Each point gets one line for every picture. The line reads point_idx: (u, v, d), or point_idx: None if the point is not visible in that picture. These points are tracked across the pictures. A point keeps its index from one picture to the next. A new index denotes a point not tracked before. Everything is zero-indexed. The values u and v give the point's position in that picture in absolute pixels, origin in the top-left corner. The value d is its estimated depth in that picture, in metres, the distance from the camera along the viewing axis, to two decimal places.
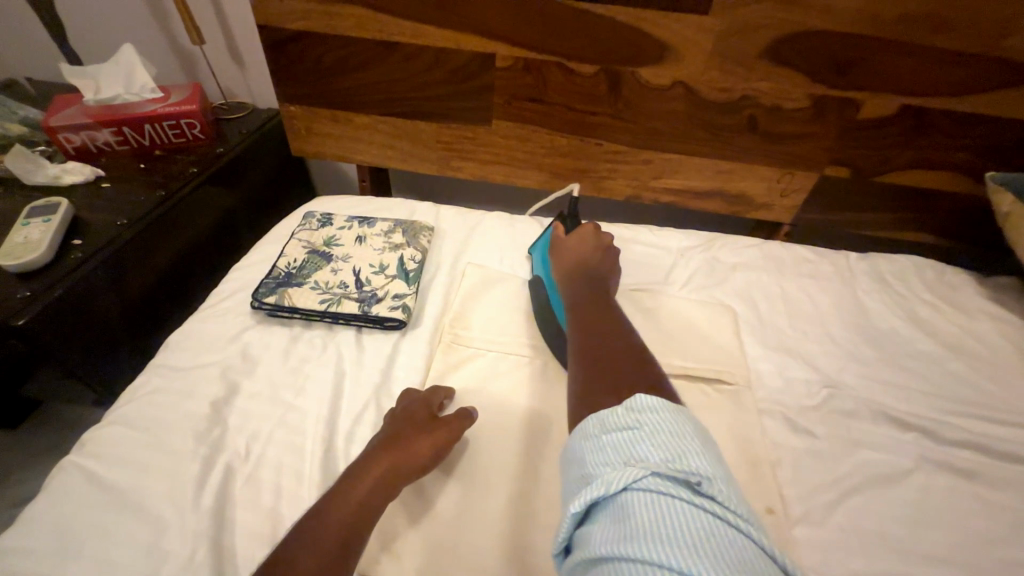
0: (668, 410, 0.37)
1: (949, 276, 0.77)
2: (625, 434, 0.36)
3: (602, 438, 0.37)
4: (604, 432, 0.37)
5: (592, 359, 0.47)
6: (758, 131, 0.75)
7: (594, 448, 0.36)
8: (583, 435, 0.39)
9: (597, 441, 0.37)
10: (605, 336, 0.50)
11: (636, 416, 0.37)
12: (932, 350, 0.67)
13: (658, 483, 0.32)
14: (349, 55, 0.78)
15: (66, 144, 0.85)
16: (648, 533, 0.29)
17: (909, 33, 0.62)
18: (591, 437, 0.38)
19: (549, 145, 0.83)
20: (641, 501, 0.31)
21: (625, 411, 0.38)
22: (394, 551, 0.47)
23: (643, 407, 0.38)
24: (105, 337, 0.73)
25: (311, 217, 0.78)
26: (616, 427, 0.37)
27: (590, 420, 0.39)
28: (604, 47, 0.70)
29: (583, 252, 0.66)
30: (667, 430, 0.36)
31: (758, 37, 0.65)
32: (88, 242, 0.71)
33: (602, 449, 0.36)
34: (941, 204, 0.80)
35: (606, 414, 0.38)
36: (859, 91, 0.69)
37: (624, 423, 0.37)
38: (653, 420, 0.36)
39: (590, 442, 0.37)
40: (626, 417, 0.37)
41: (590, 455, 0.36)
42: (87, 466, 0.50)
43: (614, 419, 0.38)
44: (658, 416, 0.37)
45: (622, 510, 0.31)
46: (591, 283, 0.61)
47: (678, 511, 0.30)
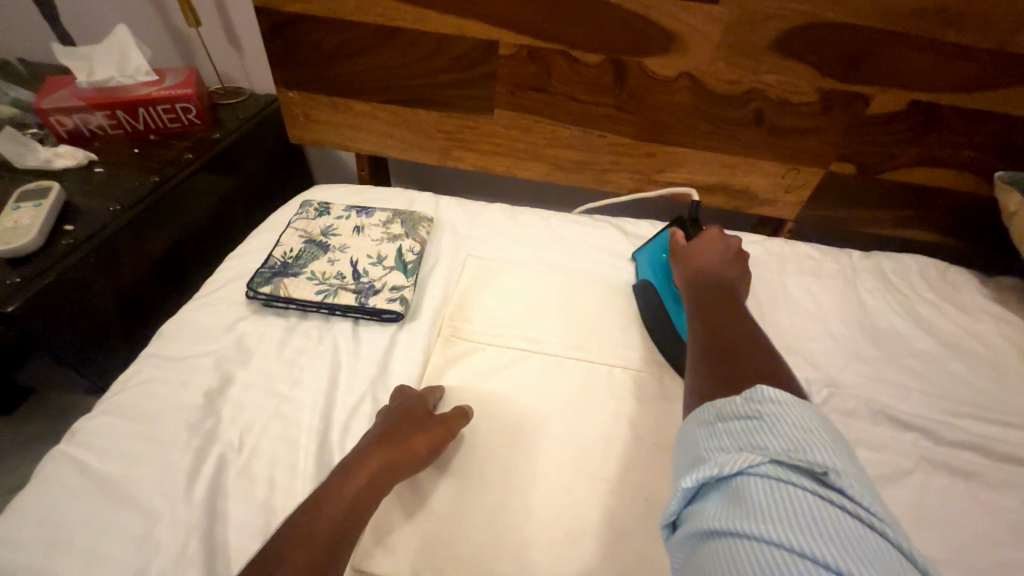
0: (794, 403, 0.35)
1: (952, 276, 0.76)
2: (744, 424, 0.35)
3: (719, 425, 0.36)
4: (721, 420, 0.36)
5: (713, 359, 0.45)
6: (764, 126, 0.74)
7: (709, 436, 0.36)
8: (699, 421, 0.38)
9: (712, 429, 0.36)
10: (733, 341, 0.47)
11: (755, 406, 0.35)
12: (933, 350, 0.66)
13: (780, 472, 0.31)
14: (348, 40, 0.76)
15: (58, 127, 0.83)
16: (768, 516, 0.29)
17: (921, 26, 0.61)
18: (707, 424, 0.37)
19: (551, 135, 0.82)
20: (759, 485, 0.31)
21: (744, 401, 0.36)
22: (388, 545, 0.47)
23: (764, 398, 0.36)
24: (97, 324, 0.72)
25: (308, 207, 0.76)
26: (734, 417, 0.36)
27: (706, 408, 0.38)
28: (609, 36, 0.68)
29: (708, 251, 0.62)
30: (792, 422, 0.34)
31: (768, 28, 0.64)
32: (81, 228, 0.70)
33: (717, 436, 0.35)
34: (946, 204, 0.79)
35: (724, 403, 0.37)
36: (868, 85, 0.67)
37: (744, 413, 0.36)
38: (778, 413, 0.34)
39: (704, 429, 0.37)
40: (745, 407, 0.36)
41: (704, 440, 0.36)
42: (77, 456, 0.50)
43: (731, 409, 0.37)
44: (783, 407, 0.35)
45: (736, 492, 0.31)
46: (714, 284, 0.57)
47: (802, 500, 0.29)
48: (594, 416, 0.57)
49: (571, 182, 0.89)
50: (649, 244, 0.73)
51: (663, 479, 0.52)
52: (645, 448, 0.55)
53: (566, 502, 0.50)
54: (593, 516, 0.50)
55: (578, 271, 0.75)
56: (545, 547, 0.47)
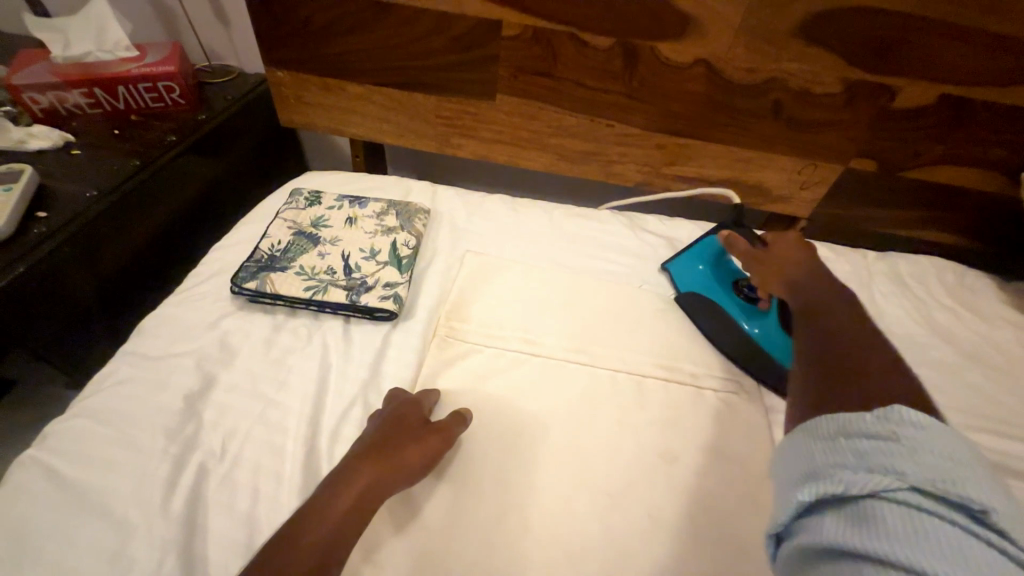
0: (941, 428, 0.31)
1: (970, 280, 0.73)
2: (874, 443, 0.32)
3: (843, 442, 0.33)
4: (844, 437, 0.34)
5: (820, 365, 0.42)
6: (783, 118, 0.69)
7: (829, 452, 0.34)
8: (816, 435, 0.35)
9: (835, 445, 0.34)
10: (841, 345, 0.43)
11: (891, 426, 0.32)
12: (951, 359, 0.63)
13: (918, 499, 0.28)
14: (341, 17, 0.71)
15: (32, 105, 0.78)
16: (904, 540, 0.26)
17: (957, 14, 0.56)
18: (827, 440, 0.35)
19: (556, 123, 0.77)
20: (894, 510, 0.28)
21: (877, 419, 0.33)
22: (376, 563, 0.44)
23: (903, 420, 0.32)
24: (75, 317, 0.69)
25: (298, 195, 0.72)
26: (862, 435, 0.33)
27: (827, 422, 0.36)
28: (620, 17, 0.63)
29: (794, 248, 0.58)
30: (938, 448, 0.30)
31: (791, 11, 0.59)
32: (53, 215, 0.66)
33: (841, 454, 0.33)
34: (969, 204, 0.75)
35: (850, 419, 0.34)
36: (896, 77, 0.63)
37: (876, 433, 0.32)
38: (921, 436, 0.31)
39: (824, 444, 0.34)
40: (878, 426, 0.33)
41: (824, 455, 0.34)
42: (46, 463, 0.47)
43: (860, 426, 0.34)
44: (927, 431, 0.31)
45: (863, 511, 0.29)
46: (803, 280, 0.54)
47: (947, 533, 0.27)
48: (595, 425, 0.54)
49: (575, 173, 0.84)
50: (683, 254, 0.71)
51: (669, 495, 0.50)
52: (652, 460, 0.52)
53: (567, 520, 0.48)
54: (594, 534, 0.47)
55: (582, 269, 0.71)
56: (543, 567, 0.45)
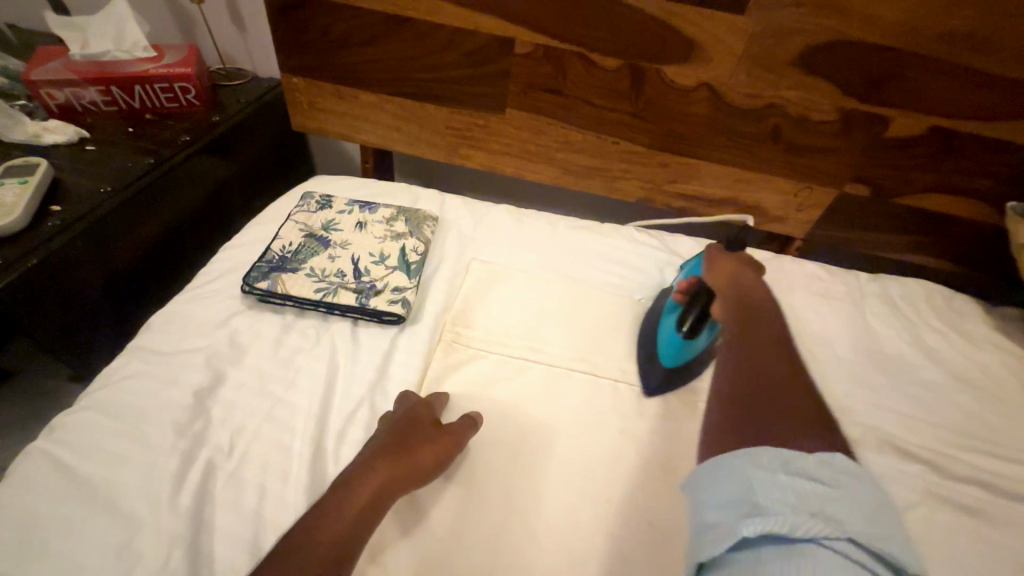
0: (867, 477, 0.34)
1: (959, 303, 0.76)
2: (816, 487, 0.33)
3: (785, 477, 0.33)
4: (786, 472, 0.34)
5: (738, 394, 0.40)
6: (782, 143, 0.72)
7: (772, 485, 0.33)
8: (757, 461, 0.35)
9: (777, 479, 0.33)
10: (762, 373, 0.41)
11: (831, 472, 0.34)
12: (939, 380, 0.66)
13: (852, 550, 0.30)
14: (359, 27, 0.73)
15: (48, 101, 0.79)
16: None
17: (948, 51, 0.60)
18: (768, 470, 0.34)
19: (562, 138, 0.80)
20: (833, 560, 0.30)
21: (819, 462, 0.34)
22: (382, 563, 0.45)
23: (841, 468, 0.34)
24: (83, 312, 0.70)
25: (309, 198, 0.74)
26: (803, 474, 0.33)
27: (766, 450, 0.35)
28: (630, 41, 0.66)
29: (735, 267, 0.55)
30: (864, 497, 0.33)
31: (792, 43, 0.62)
32: (68, 209, 0.67)
33: (783, 489, 0.33)
34: (957, 231, 0.78)
35: (792, 454, 0.34)
36: (890, 108, 0.66)
37: (816, 475, 0.33)
38: (853, 487, 0.33)
39: (766, 474, 0.34)
40: (820, 471, 0.34)
41: (766, 486, 0.33)
42: (56, 455, 0.47)
43: (801, 464, 0.34)
44: (858, 482, 0.33)
45: (808, 559, 0.30)
46: (744, 302, 0.50)
47: None
48: (597, 433, 0.56)
49: (579, 187, 0.87)
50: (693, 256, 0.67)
51: (668, 502, 0.51)
52: (650, 468, 0.54)
53: (567, 524, 0.49)
54: (593, 539, 0.48)
55: (585, 280, 0.73)
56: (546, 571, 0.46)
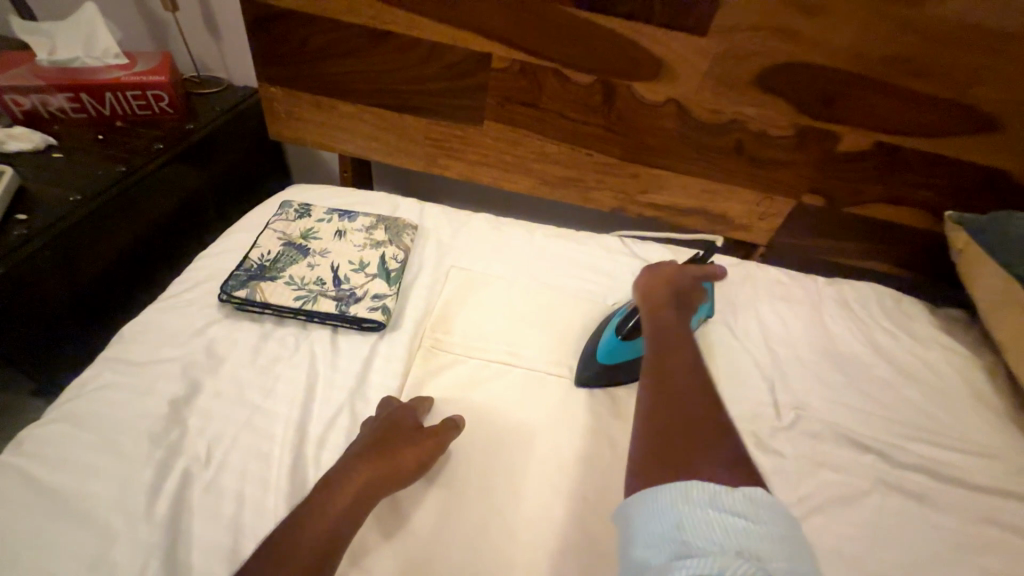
0: (782, 515, 0.36)
1: (907, 305, 0.81)
2: (741, 522, 0.34)
3: (710, 512, 0.35)
4: (712, 508, 0.35)
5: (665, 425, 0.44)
6: (743, 155, 0.77)
7: (699, 521, 0.35)
8: (687, 498, 0.36)
9: (705, 516, 0.35)
10: (683, 406, 0.45)
11: (751, 509, 0.35)
12: (889, 377, 0.70)
13: None
14: (338, 40, 0.74)
15: (13, 107, 0.77)
16: None
17: (888, 74, 0.65)
18: (695, 505, 0.36)
19: (538, 149, 0.82)
20: None
21: (743, 497, 0.36)
22: (364, 566, 0.45)
23: (760, 505, 0.36)
24: (50, 323, 0.68)
25: (288, 207, 0.74)
26: (729, 510, 0.35)
27: (693, 486, 0.37)
28: (601, 58, 0.69)
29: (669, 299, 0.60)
30: (782, 535, 0.35)
31: (750, 63, 0.67)
32: (35, 218, 0.65)
33: (710, 526, 0.34)
34: (904, 238, 0.84)
35: (716, 490, 0.37)
36: (839, 124, 0.71)
37: (739, 512, 0.35)
38: (771, 524, 0.35)
39: (693, 510, 0.35)
40: (742, 506, 0.35)
41: (696, 525, 0.35)
42: (23, 468, 0.46)
43: (727, 500, 0.36)
44: (774, 519, 0.35)
45: None
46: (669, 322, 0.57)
47: None
48: (574, 433, 0.58)
49: (556, 196, 0.89)
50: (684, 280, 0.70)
51: None
52: (625, 465, 0.56)
53: (546, 521, 0.50)
54: (571, 536, 0.50)
55: (562, 286, 0.75)
56: (526, 568, 0.47)
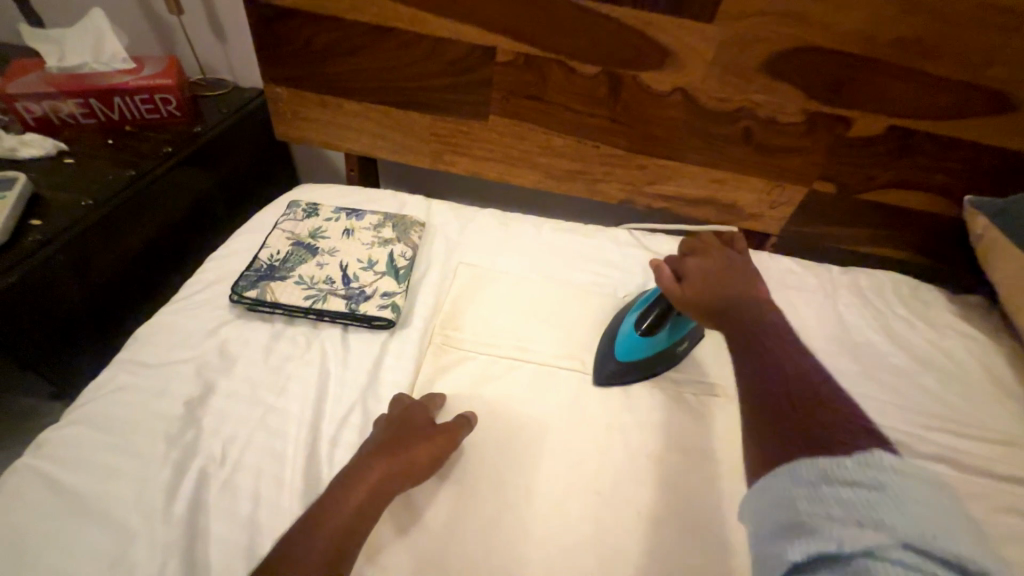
0: (918, 472, 0.31)
1: (924, 292, 0.79)
2: (863, 493, 0.30)
3: (826, 489, 0.31)
4: (826, 484, 0.32)
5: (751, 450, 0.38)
6: (753, 143, 0.76)
7: (812, 501, 0.31)
8: (795, 479, 0.33)
9: (820, 494, 0.31)
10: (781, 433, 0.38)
11: (876, 474, 0.31)
12: (906, 366, 0.69)
13: (916, 561, 0.27)
14: (342, 38, 0.74)
15: (25, 115, 0.78)
16: None
17: (902, 56, 0.64)
18: (808, 485, 0.32)
19: (544, 143, 0.82)
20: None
21: (856, 464, 0.32)
22: (379, 563, 0.46)
23: (883, 465, 0.31)
24: (67, 327, 0.69)
25: (296, 207, 0.74)
26: (845, 483, 0.31)
27: (802, 466, 0.33)
28: (606, 48, 0.68)
29: (720, 281, 0.49)
30: (919, 497, 0.30)
31: (759, 49, 0.65)
32: (48, 223, 0.66)
33: (824, 503, 0.31)
34: (920, 224, 0.82)
35: (830, 463, 0.32)
36: (851, 109, 0.70)
37: (862, 481, 0.31)
38: (903, 484, 0.30)
39: (806, 491, 0.32)
40: (862, 474, 0.31)
41: (809, 503, 0.31)
42: (44, 470, 0.47)
43: (841, 472, 0.32)
44: (906, 478, 0.30)
45: None
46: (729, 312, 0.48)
47: None
48: (586, 428, 0.57)
49: (563, 190, 0.89)
50: None
51: (655, 492, 0.53)
52: (638, 459, 0.55)
53: (559, 517, 0.50)
54: (585, 531, 0.50)
55: (571, 281, 0.75)
56: (541, 563, 0.47)
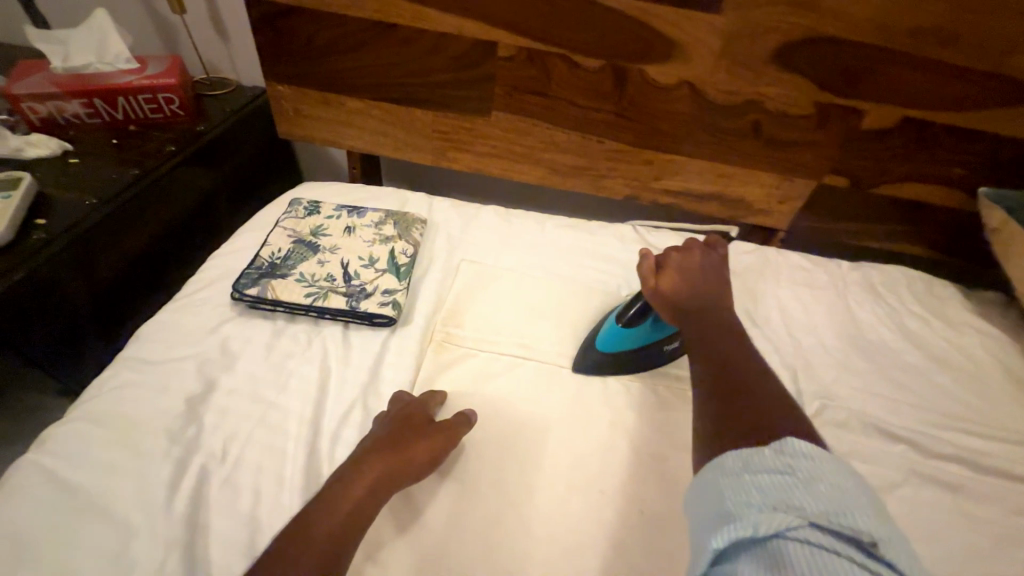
0: (825, 458, 0.35)
1: (938, 289, 0.77)
2: (776, 477, 0.34)
3: (746, 476, 0.35)
4: (747, 471, 0.35)
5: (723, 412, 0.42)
6: (761, 136, 0.74)
7: (735, 486, 0.34)
8: (722, 468, 0.36)
9: (741, 480, 0.35)
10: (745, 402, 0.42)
11: (787, 459, 0.35)
12: (920, 363, 0.67)
13: (818, 537, 0.30)
14: (344, 35, 0.74)
15: (31, 115, 0.79)
16: None
17: (915, 45, 0.62)
18: (730, 472, 0.36)
19: (548, 139, 0.81)
20: (799, 551, 0.29)
21: (773, 453, 0.36)
22: (379, 561, 0.45)
23: (796, 453, 0.35)
24: (71, 325, 0.70)
25: (298, 205, 0.74)
26: (762, 469, 0.35)
27: (731, 456, 0.37)
28: (610, 41, 0.67)
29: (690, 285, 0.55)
30: (825, 479, 0.33)
31: (766, 40, 0.64)
32: (53, 222, 0.66)
33: (744, 488, 0.34)
34: (933, 218, 0.80)
35: (751, 453, 0.36)
36: (863, 101, 0.68)
37: (775, 466, 0.35)
38: (811, 468, 0.34)
39: (729, 478, 0.35)
40: (777, 460, 0.35)
41: (731, 489, 0.34)
42: (46, 466, 0.47)
43: (759, 460, 0.35)
44: (814, 463, 0.34)
45: (775, 557, 0.29)
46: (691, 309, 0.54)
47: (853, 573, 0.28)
48: (589, 426, 0.56)
49: (566, 186, 0.88)
50: None
51: (659, 491, 0.52)
52: (642, 458, 0.54)
53: (562, 516, 0.49)
54: (588, 530, 0.49)
55: (574, 277, 0.74)
56: (542, 563, 0.46)
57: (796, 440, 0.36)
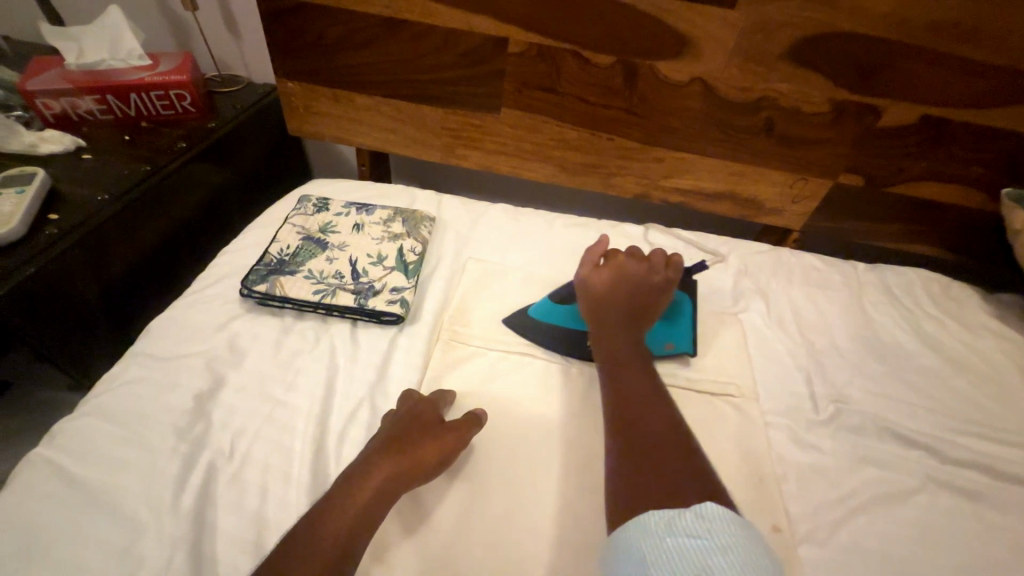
0: (739, 523, 0.35)
1: (956, 291, 0.75)
2: (696, 542, 0.34)
3: (668, 541, 0.34)
4: (669, 535, 0.34)
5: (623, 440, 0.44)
6: (775, 134, 0.73)
7: (658, 553, 0.34)
8: (645, 530, 0.36)
9: (663, 545, 0.34)
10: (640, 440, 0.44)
11: (706, 524, 0.35)
12: (937, 367, 0.66)
13: None
14: (353, 31, 0.74)
15: (44, 111, 0.80)
16: None
17: (935, 40, 0.60)
18: (653, 536, 0.35)
19: (558, 136, 0.80)
20: None
21: (694, 517, 0.35)
22: (384, 562, 0.45)
23: (713, 517, 0.35)
24: (82, 321, 0.70)
25: (307, 201, 0.74)
26: (684, 533, 0.34)
27: (653, 516, 0.36)
28: (620, 37, 0.66)
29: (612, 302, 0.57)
30: (739, 548, 0.33)
31: (781, 36, 0.63)
32: (65, 218, 0.67)
33: (666, 555, 0.33)
34: (952, 218, 0.78)
35: (673, 515, 0.36)
36: (881, 98, 0.66)
37: (695, 531, 0.34)
38: (728, 535, 0.34)
39: (653, 542, 0.35)
40: (697, 525, 0.35)
41: (653, 556, 0.34)
42: (55, 461, 0.47)
43: (682, 524, 0.35)
44: (730, 529, 0.34)
45: None
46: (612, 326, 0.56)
47: None
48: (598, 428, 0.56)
49: (576, 185, 0.87)
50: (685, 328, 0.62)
51: None
52: None
53: (569, 519, 0.49)
54: (596, 534, 0.48)
55: None
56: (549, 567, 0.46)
57: (714, 505, 0.37)
